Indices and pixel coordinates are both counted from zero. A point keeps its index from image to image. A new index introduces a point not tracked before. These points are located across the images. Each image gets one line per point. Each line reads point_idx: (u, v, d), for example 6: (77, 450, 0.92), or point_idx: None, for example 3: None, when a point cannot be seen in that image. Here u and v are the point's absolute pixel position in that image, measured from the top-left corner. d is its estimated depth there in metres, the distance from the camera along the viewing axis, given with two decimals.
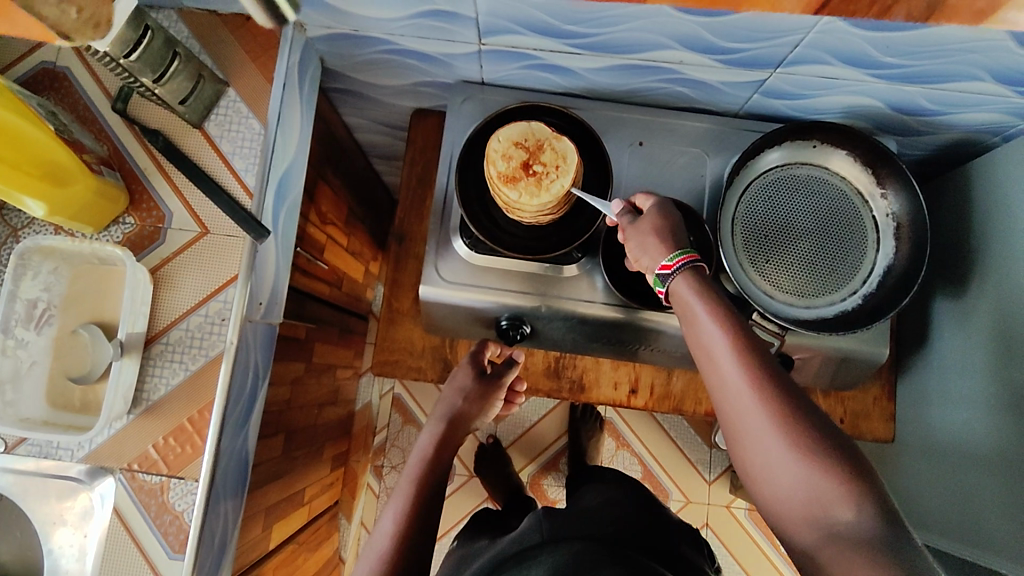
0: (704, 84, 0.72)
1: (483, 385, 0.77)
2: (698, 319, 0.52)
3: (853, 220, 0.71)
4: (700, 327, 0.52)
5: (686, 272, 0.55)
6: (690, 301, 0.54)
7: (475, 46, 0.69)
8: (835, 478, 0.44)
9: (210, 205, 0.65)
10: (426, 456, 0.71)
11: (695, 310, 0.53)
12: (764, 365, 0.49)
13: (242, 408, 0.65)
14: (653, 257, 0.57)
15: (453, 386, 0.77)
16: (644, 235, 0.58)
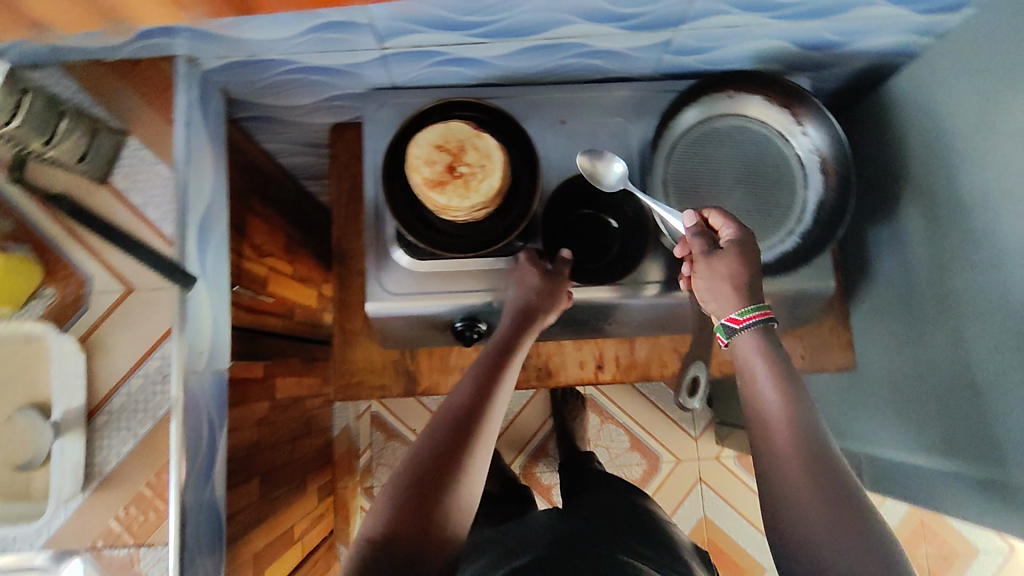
0: (615, 54, 0.72)
1: (551, 281, 0.67)
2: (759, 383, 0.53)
3: (780, 162, 0.72)
4: (757, 390, 0.53)
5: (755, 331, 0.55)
6: (752, 361, 0.54)
7: (378, 51, 0.67)
8: (880, 558, 0.44)
9: (131, 260, 0.62)
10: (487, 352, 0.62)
11: (759, 372, 0.53)
12: (818, 438, 0.49)
13: (203, 459, 0.64)
14: (724, 305, 0.58)
15: (520, 282, 0.67)
16: (714, 278, 0.59)
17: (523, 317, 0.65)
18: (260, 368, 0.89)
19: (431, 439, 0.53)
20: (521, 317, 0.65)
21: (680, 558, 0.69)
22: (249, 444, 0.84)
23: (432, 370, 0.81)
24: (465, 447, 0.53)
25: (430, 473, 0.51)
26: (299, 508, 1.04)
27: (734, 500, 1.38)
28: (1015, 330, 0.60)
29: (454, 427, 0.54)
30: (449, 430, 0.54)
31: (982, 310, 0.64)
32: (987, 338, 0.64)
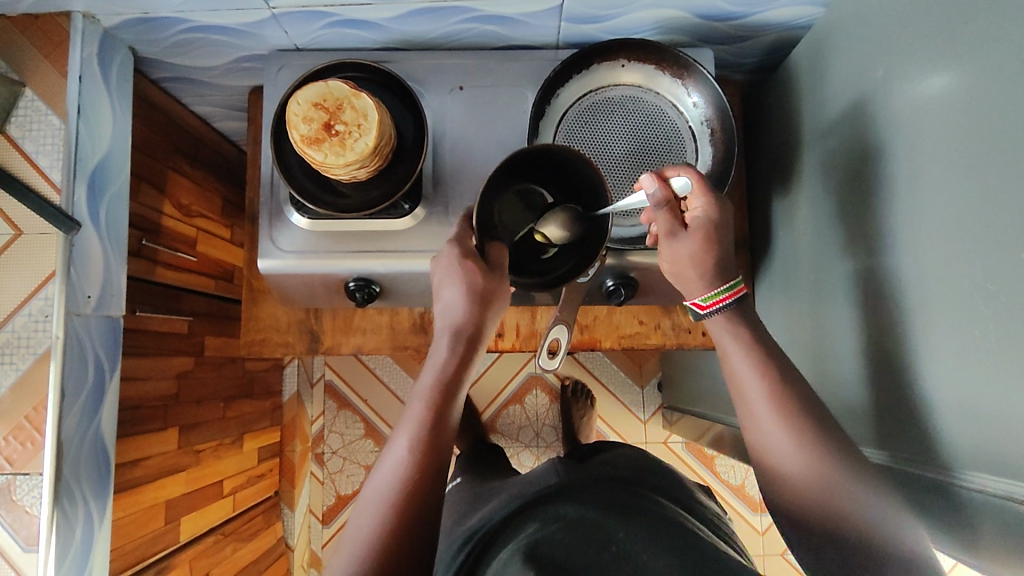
0: (508, 20, 0.72)
1: (493, 278, 0.59)
2: (732, 360, 0.58)
3: (671, 133, 0.73)
4: (736, 367, 0.57)
5: (726, 311, 0.60)
6: (725, 339, 0.59)
7: (266, 11, 0.68)
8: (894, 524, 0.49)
9: (20, 206, 0.65)
10: (441, 370, 0.56)
11: (731, 346, 0.58)
12: (804, 400, 0.54)
13: (88, 395, 0.68)
14: (695, 288, 0.61)
15: (453, 291, 0.58)
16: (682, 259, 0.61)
17: (464, 340, 0.58)
18: (183, 324, 0.92)
19: (391, 494, 0.51)
20: (463, 337, 0.58)
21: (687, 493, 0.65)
22: (164, 396, 0.87)
23: (336, 331, 0.83)
24: (429, 489, 0.52)
25: (404, 532, 0.50)
26: (233, 461, 1.08)
27: None
28: (884, 304, 0.59)
29: (413, 484, 0.52)
30: (411, 487, 0.52)
31: (859, 284, 0.64)
32: (863, 311, 0.63)
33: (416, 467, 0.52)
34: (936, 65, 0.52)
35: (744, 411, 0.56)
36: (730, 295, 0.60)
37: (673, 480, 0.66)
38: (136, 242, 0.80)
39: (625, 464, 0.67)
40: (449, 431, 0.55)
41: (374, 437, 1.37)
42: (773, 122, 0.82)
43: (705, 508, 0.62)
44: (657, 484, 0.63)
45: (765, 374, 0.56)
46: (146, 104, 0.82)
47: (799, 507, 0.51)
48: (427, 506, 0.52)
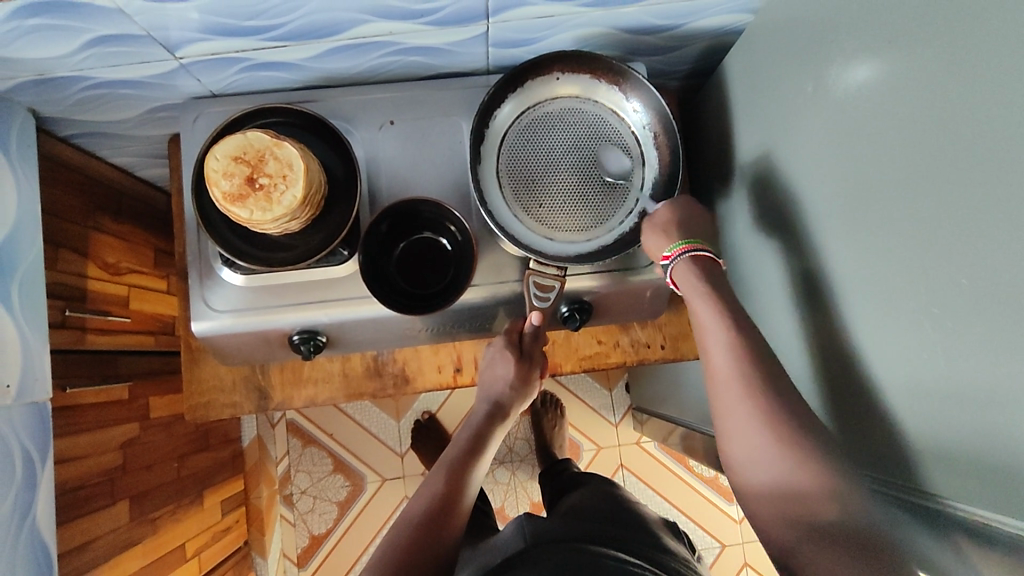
0: (433, 50, 0.70)
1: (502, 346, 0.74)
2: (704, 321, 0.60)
3: (617, 139, 0.71)
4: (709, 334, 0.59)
5: (693, 259, 0.63)
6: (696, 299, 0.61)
7: (174, 61, 0.64)
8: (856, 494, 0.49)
9: None
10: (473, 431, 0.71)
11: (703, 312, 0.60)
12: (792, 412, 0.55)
13: (19, 491, 0.63)
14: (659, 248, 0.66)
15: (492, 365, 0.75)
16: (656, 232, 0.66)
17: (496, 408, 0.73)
18: (123, 389, 0.87)
19: (400, 533, 0.58)
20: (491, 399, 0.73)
21: (649, 532, 0.64)
22: (109, 469, 0.82)
23: (285, 384, 0.79)
24: (437, 526, 0.59)
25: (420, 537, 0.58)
26: (194, 522, 1.03)
27: (657, 483, 1.39)
28: (830, 317, 0.59)
29: (421, 521, 0.59)
30: (418, 526, 0.59)
31: (805, 296, 0.63)
32: (810, 322, 0.62)
33: (428, 509, 0.61)
34: (858, 81, 0.51)
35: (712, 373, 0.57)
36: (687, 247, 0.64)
37: (640, 527, 0.64)
38: (59, 313, 0.75)
39: (585, 516, 0.66)
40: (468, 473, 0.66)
41: (343, 472, 1.34)
42: (710, 128, 0.82)
43: (674, 558, 0.60)
44: (618, 532, 0.62)
45: (734, 344, 0.57)
46: (56, 164, 0.76)
47: (759, 478, 0.52)
48: (434, 538, 0.58)
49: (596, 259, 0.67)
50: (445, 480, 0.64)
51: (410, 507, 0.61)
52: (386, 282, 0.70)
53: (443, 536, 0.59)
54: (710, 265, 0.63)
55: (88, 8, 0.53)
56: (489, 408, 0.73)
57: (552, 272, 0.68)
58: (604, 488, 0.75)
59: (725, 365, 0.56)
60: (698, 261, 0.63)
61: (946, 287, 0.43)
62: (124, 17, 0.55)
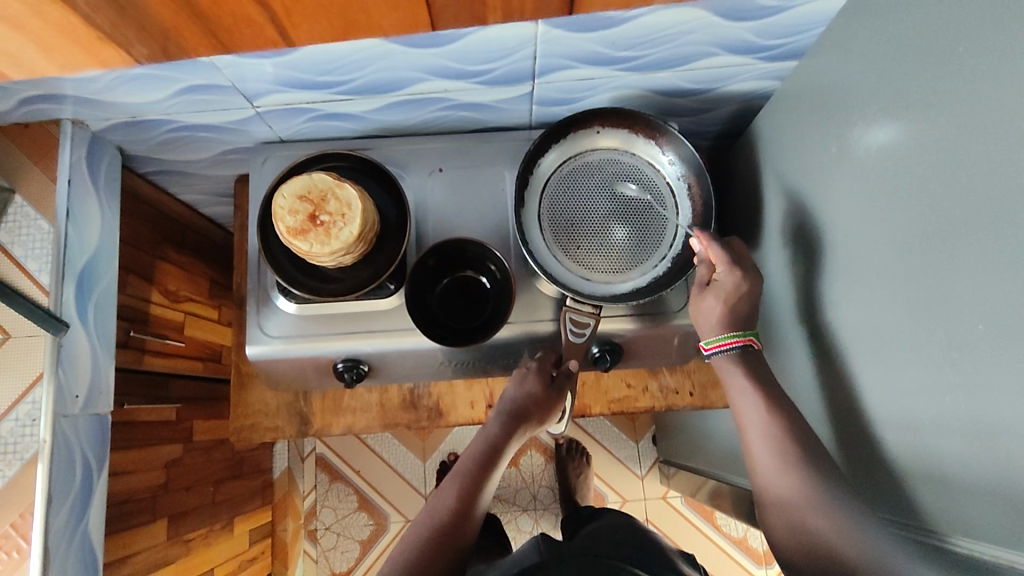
0: (483, 106, 0.76)
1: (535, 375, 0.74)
2: (738, 389, 0.66)
3: (652, 189, 0.75)
4: (743, 397, 0.66)
5: (732, 352, 0.67)
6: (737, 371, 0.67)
7: (252, 110, 0.72)
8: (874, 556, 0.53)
9: (7, 311, 0.66)
10: (490, 445, 0.72)
11: (738, 379, 0.67)
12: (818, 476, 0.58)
13: (77, 495, 0.67)
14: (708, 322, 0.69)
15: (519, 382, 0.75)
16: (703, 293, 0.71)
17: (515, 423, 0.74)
18: (171, 411, 0.92)
19: (406, 549, 0.63)
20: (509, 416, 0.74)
21: (664, 560, 0.66)
22: (154, 486, 0.86)
23: (325, 413, 0.83)
24: (441, 542, 0.64)
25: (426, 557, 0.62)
26: (224, 547, 1.06)
27: (683, 540, 1.37)
28: (855, 365, 0.61)
29: (426, 537, 0.64)
30: (422, 543, 0.63)
31: (830, 346, 0.65)
32: (835, 371, 0.64)
33: (441, 525, 0.65)
34: (874, 142, 0.55)
35: (748, 432, 0.64)
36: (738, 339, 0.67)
37: (654, 555, 0.67)
38: (124, 333, 0.81)
39: (604, 540, 0.70)
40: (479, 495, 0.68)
41: (367, 510, 1.35)
42: (739, 185, 0.86)
43: None
44: (633, 556, 0.65)
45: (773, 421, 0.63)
46: (134, 198, 0.84)
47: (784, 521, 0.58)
48: (437, 554, 0.63)
49: (631, 300, 0.71)
50: (455, 495, 0.68)
51: (418, 522, 0.66)
52: (429, 317, 0.75)
53: (448, 553, 0.64)
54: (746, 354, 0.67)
55: (186, 62, 0.60)
56: (504, 418, 0.74)
57: (587, 309, 0.71)
58: (624, 516, 0.79)
59: (762, 431, 0.63)
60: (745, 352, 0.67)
61: (966, 333, 0.46)
62: (215, 69, 0.63)
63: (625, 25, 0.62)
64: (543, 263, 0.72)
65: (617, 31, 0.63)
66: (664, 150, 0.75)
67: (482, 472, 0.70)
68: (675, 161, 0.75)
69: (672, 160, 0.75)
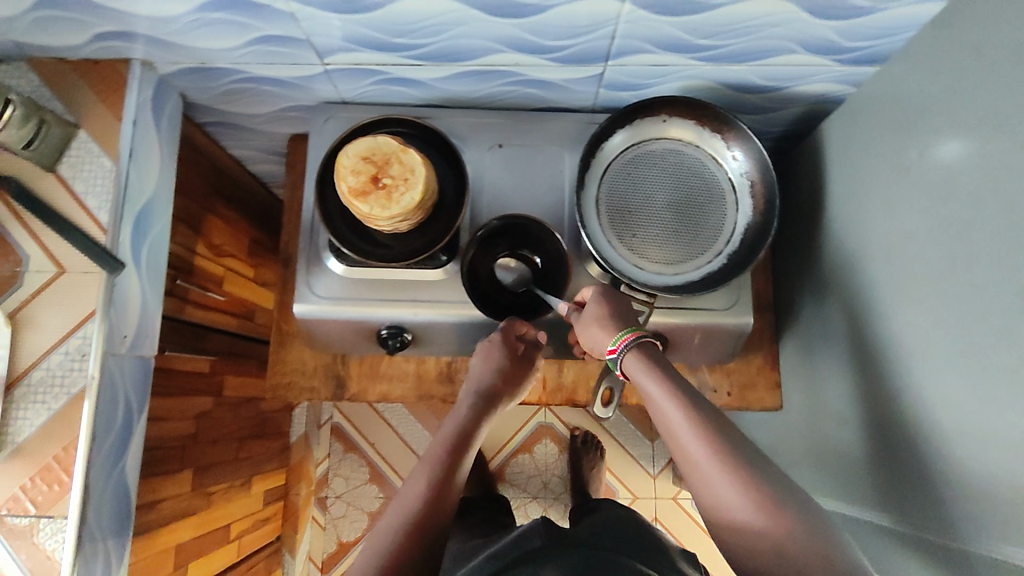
0: (550, 84, 0.75)
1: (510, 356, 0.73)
2: (654, 396, 0.58)
3: (712, 184, 0.74)
4: (660, 404, 0.57)
5: (634, 349, 0.61)
6: (644, 379, 0.59)
7: (321, 67, 0.71)
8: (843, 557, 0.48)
9: (65, 244, 0.66)
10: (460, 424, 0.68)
11: (649, 387, 0.58)
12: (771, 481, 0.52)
13: (117, 435, 0.67)
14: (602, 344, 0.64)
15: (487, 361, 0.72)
16: (590, 327, 0.65)
17: (485, 401, 0.71)
18: (205, 363, 0.92)
19: (384, 543, 0.56)
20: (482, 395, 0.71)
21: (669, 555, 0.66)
22: (183, 435, 0.86)
23: (362, 378, 0.83)
24: (429, 526, 0.58)
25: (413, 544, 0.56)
26: (241, 505, 1.06)
27: (691, 543, 1.36)
28: (912, 377, 0.60)
29: (410, 529, 0.57)
30: (407, 536, 0.56)
31: (884, 357, 0.64)
32: (888, 380, 0.64)
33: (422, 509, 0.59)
34: (957, 150, 0.54)
35: (664, 426, 0.58)
36: (629, 335, 0.61)
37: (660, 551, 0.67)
38: (170, 280, 0.81)
39: (602, 531, 0.70)
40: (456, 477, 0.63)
41: (379, 482, 1.35)
42: (795, 188, 0.85)
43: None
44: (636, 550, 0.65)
45: (706, 431, 0.54)
46: (190, 147, 0.84)
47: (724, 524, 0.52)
48: (421, 548, 0.56)
49: (684, 292, 0.70)
50: (431, 476, 0.62)
51: (395, 515, 0.59)
52: (480, 293, 0.75)
53: (430, 540, 0.57)
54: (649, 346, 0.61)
55: (268, 10, 0.60)
56: (474, 400, 0.71)
57: (641, 298, 0.71)
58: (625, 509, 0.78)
59: (675, 429, 0.56)
60: (642, 344, 0.61)
61: None
62: (293, 21, 0.62)
63: (710, 12, 0.61)
64: (598, 247, 0.71)
65: (701, 18, 0.62)
66: (729, 144, 0.73)
67: (453, 452, 0.64)
68: (739, 158, 0.73)
69: (736, 156, 0.73)
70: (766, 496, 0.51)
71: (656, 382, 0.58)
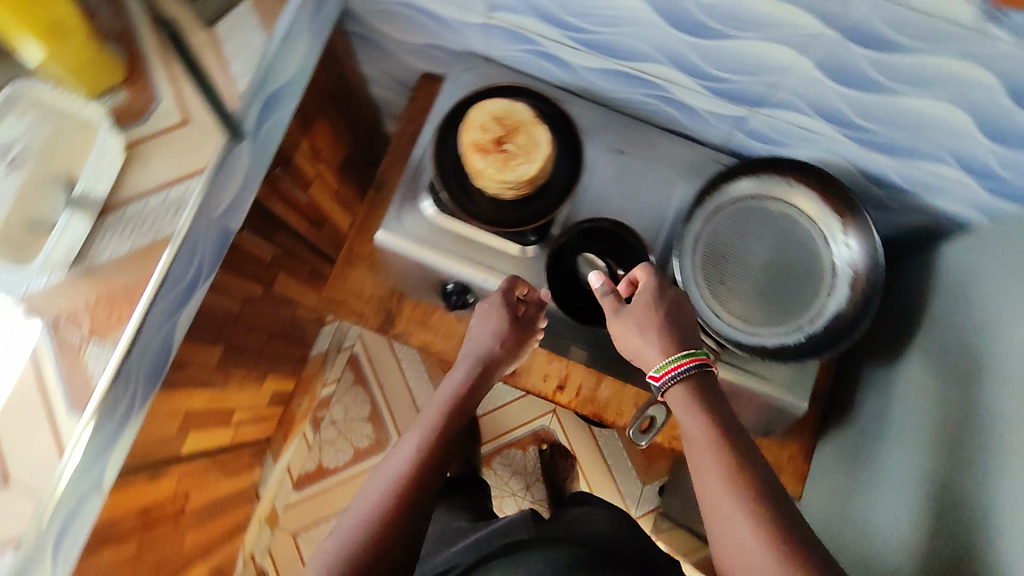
0: (690, 110, 0.75)
1: (519, 324, 0.70)
2: (693, 433, 0.55)
3: (813, 261, 0.72)
4: (694, 439, 0.55)
5: (686, 376, 0.56)
6: (686, 408, 0.56)
7: (483, 18, 0.72)
8: None
9: (198, 98, 0.69)
10: (456, 398, 0.67)
11: (690, 420, 0.55)
12: (795, 534, 0.49)
13: (179, 292, 0.69)
14: (649, 357, 0.59)
15: (487, 328, 0.69)
16: (632, 331, 0.60)
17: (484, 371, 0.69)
18: (269, 254, 0.95)
19: (361, 529, 0.56)
20: (482, 364, 0.69)
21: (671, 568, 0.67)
22: (228, 313, 0.88)
23: (410, 322, 0.84)
24: (410, 504, 0.58)
25: (393, 517, 0.57)
26: (250, 396, 1.09)
27: None
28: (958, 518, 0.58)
29: (387, 518, 0.57)
30: (383, 526, 0.56)
31: (933, 487, 0.63)
32: (929, 511, 0.62)
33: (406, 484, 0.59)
34: None
35: (694, 459, 0.55)
36: (691, 360, 0.56)
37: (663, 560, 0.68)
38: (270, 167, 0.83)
39: (599, 516, 0.74)
40: (449, 451, 0.63)
41: (374, 423, 1.38)
42: (891, 294, 0.83)
43: None
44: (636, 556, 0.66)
45: (739, 479, 0.51)
46: (330, 51, 0.86)
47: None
48: (398, 540, 0.56)
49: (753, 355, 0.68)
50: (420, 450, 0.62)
51: (373, 499, 0.58)
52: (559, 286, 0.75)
53: (411, 517, 0.58)
54: (702, 375, 0.57)
55: None
56: (472, 367, 0.69)
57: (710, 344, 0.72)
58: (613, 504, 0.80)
59: (704, 466, 0.53)
60: (702, 374, 0.57)
61: None
62: None
63: (884, 95, 0.60)
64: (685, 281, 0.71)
65: (873, 98, 0.61)
66: (849, 226, 0.71)
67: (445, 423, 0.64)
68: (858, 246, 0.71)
69: (849, 242, 0.71)
70: (796, 548, 0.48)
71: (704, 412, 0.55)
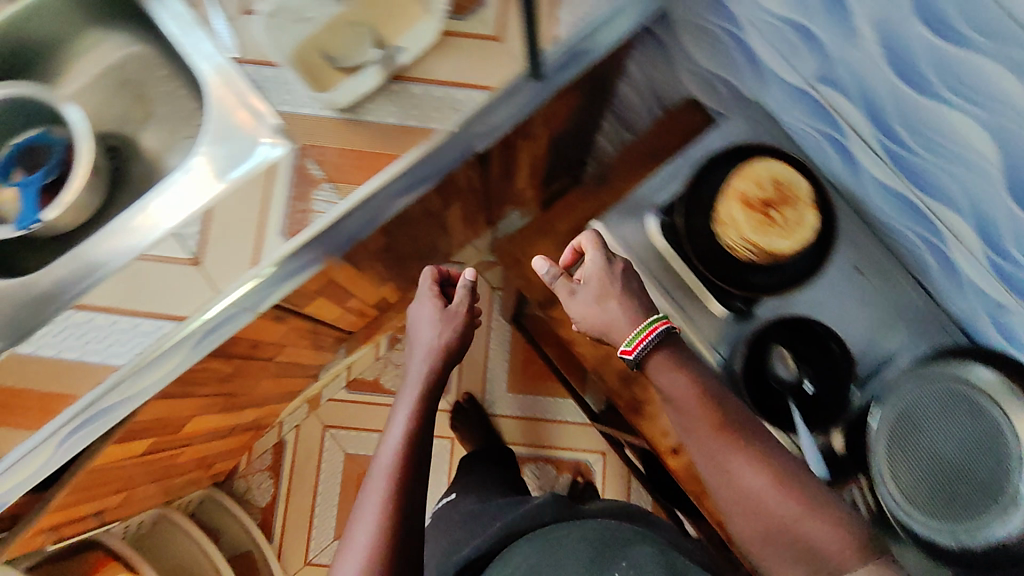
0: (954, 274, 0.68)
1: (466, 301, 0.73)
2: (652, 358, 0.58)
3: (1010, 479, 0.58)
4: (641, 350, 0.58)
5: (655, 349, 0.57)
6: (667, 370, 0.57)
7: (803, 82, 0.70)
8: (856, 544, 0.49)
9: (515, 23, 0.68)
10: (417, 391, 0.67)
11: (624, 325, 0.59)
12: (787, 472, 0.53)
13: (413, 185, 0.66)
14: (621, 337, 0.59)
15: (438, 326, 0.71)
16: (595, 309, 0.60)
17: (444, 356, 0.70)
18: None
19: (372, 547, 0.58)
20: (437, 350, 0.70)
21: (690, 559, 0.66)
22: None
23: (566, 314, 0.83)
24: (393, 517, 0.59)
25: (388, 539, 0.58)
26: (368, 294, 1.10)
27: None
28: None
29: (388, 546, 0.58)
30: (389, 538, 0.58)
31: None
32: None
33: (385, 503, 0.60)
34: None
35: (680, 423, 0.57)
36: (660, 324, 0.58)
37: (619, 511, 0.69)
38: None
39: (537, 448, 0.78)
40: (425, 457, 0.64)
41: (441, 369, 1.41)
42: None
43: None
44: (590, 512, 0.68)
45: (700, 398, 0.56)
46: None
47: (758, 526, 0.52)
48: (404, 556, 0.59)
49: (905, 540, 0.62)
50: (393, 460, 0.62)
51: (379, 516, 0.59)
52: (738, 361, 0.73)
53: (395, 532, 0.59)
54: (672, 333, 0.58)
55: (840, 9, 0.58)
56: (429, 360, 0.69)
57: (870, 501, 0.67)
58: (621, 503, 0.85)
59: (691, 405, 0.55)
60: (662, 345, 0.58)
61: None
62: (847, 36, 0.60)
63: None
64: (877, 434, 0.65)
65: None
66: None
67: (416, 424, 0.65)
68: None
69: None
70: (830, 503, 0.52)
71: (727, 407, 0.57)
